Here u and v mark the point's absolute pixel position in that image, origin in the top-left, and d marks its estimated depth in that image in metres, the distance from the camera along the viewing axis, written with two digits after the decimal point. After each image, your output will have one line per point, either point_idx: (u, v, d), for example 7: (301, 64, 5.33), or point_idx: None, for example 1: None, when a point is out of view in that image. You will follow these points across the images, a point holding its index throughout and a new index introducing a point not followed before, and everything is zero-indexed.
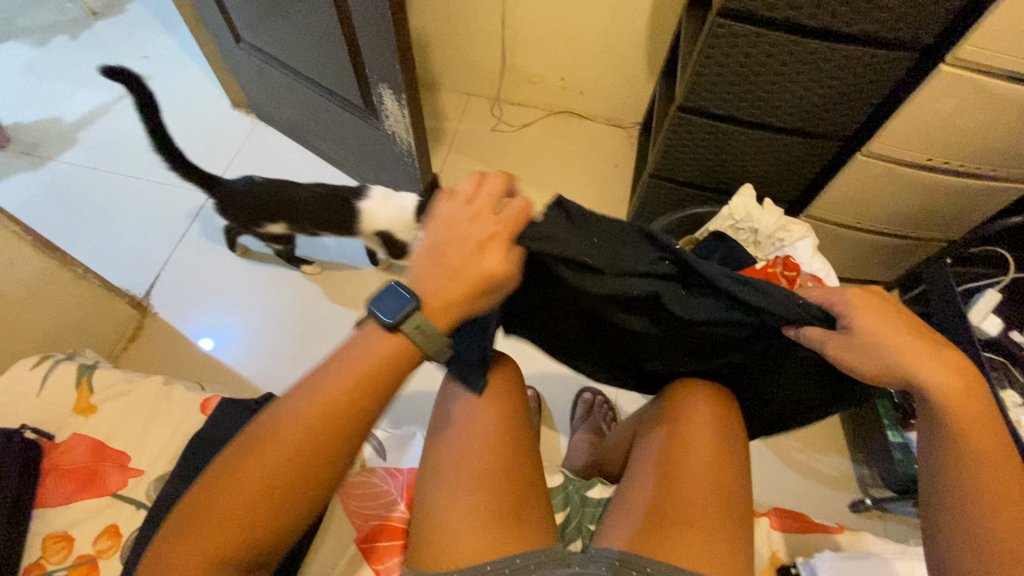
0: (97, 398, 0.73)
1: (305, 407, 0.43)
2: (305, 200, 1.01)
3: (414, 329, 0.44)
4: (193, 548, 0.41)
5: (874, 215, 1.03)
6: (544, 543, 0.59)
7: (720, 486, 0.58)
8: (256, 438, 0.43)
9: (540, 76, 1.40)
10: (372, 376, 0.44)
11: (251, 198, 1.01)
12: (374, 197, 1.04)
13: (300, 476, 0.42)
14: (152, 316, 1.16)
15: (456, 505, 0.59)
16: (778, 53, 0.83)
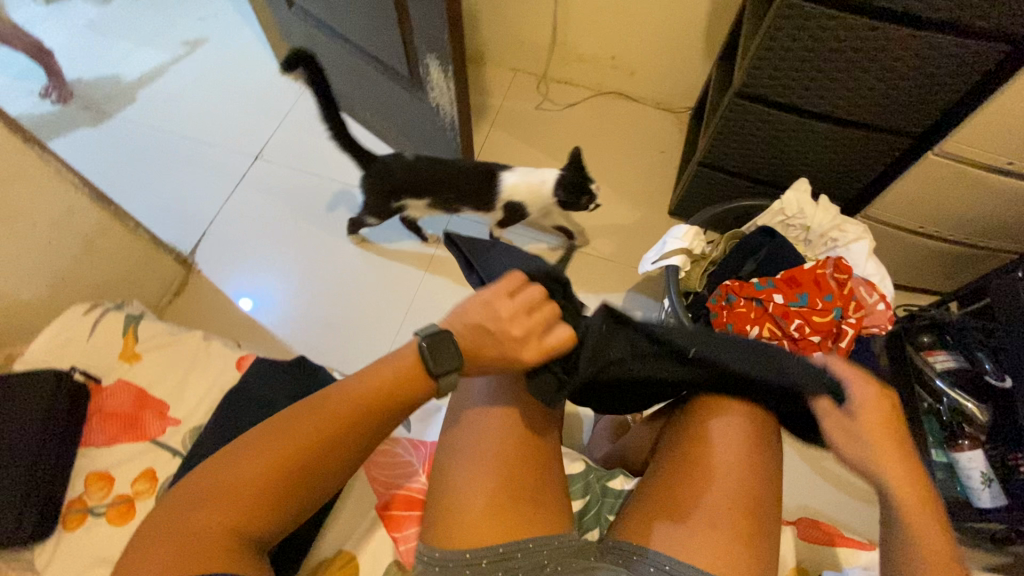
0: (141, 347, 0.76)
1: (345, 393, 0.50)
2: (459, 175, 1.01)
3: (430, 346, 0.51)
4: (212, 516, 0.44)
5: (941, 220, 0.96)
6: (561, 530, 0.59)
7: (749, 482, 0.56)
8: (294, 414, 0.49)
9: (589, 54, 1.36)
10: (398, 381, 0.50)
11: (405, 171, 1.00)
12: (518, 171, 1.04)
13: (324, 459, 0.47)
14: (197, 273, 1.20)
15: (477, 481, 0.58)
16: (852, 40, 0.77)
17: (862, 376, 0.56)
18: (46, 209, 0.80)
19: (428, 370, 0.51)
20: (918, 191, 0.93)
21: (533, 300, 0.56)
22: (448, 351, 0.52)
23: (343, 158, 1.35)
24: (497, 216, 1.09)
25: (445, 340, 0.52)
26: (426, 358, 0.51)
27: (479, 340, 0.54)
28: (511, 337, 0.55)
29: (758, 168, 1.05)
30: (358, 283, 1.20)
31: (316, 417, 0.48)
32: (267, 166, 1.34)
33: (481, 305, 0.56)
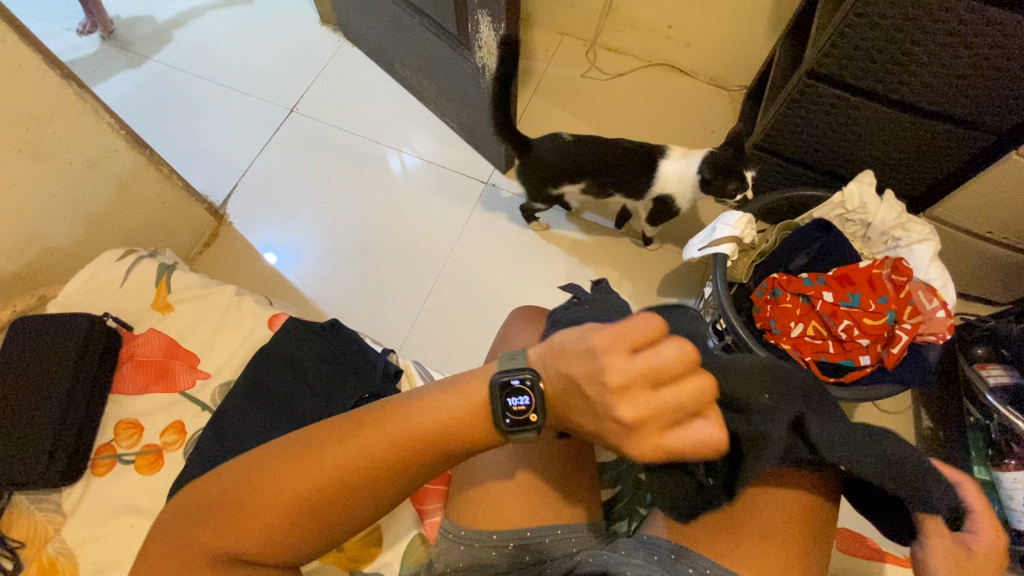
0: (174, 298, 0.75)
1: (378, 428, 0.43)
2: (621, 158, 0.97)
3: (505, 388, 0.42)
4: (220, 534, 0.41)
5: (1016, 226, 0.89)
6: (588, 515, 0.57)
7: (803, 504, 0.53)
8: (319, 438, 0.43)
9: (645, 22, 1.28)
10: (444, 426, 0.43)
11: (564, 154, 0.96)
12: (677, 158, 0.98)
13: (346, 494, 0.43)
14: (228, 224, 1.18)
15: (502, 466, 0.56)
16: (950, 20, 0.70)
17: (979, 512, 0.50)
18: (82, 150, 0.78)
19: (496, 429, 0.43)
20: (993, 193, 0.86)
21: (664, 370, 0.38)
22: (516, 407, 0.42)
23: (379, 117, 1.31)
24: (646, 208, 1.05)
25: (525, 393, 0.42)
26: (496, 411, 0.43)
27: (570, 396, 0.41)
28: (614, 420, 0.39)
29: (820, 156, 0.98)
30: (390, 254, 1.16)
31: (351, 449, 0.43)
32: (302, 120, 1.30)
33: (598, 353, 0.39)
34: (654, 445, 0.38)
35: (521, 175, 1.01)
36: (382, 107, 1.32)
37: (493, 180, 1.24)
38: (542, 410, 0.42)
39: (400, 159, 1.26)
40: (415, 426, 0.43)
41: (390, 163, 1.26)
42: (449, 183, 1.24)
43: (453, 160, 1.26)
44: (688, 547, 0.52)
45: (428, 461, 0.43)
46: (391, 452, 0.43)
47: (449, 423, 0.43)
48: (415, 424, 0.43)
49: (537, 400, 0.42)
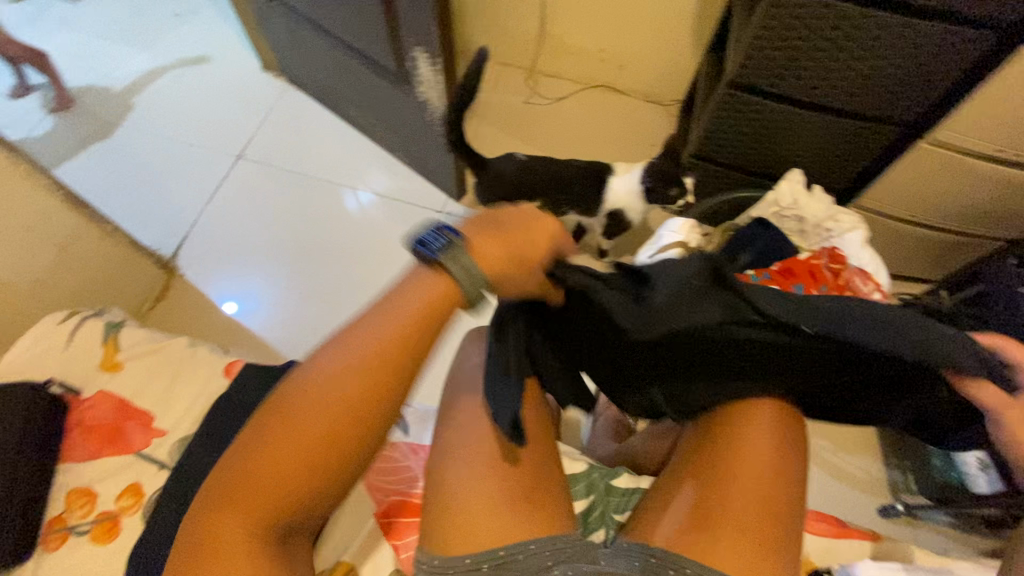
0: (124, 355, 0.72)
1: (356, 363, 0.45)
2: (570, 178, 1.00)
3: (451, 260, 0.47)
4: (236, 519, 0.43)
5: (934, 209, 0.96)
6: (562, 525, 0.57)
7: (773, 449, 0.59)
8: (301, 395, 0.45)
9: (578, 47, 1.34)
10: (411, 332, 0.47)
11: (515, 176, 0.99)
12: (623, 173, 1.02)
13: (343, 434, 0.45)
14: (179, 276, 1.16)
15: (471, 487, 0.56)
16: (846, 26, 0.76)
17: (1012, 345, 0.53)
18: (16, 214, 0.76)
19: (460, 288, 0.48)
20: (909, 180, 0.93)
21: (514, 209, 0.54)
22: (468, 259, 0.47)
23: (330, 156, 1.32)
24: (600, 223, 1.08)
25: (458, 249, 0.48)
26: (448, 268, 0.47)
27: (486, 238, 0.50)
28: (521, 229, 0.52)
29: (752, 160, 1.04)
30: (352, 283, 1.17)
31: (329, 384, 0.45)
32: (251, 166, 1.30)
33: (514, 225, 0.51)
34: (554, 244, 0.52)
35: (476, 191, 1.03)
36: (331, 147, 1.33)
37: (448, 209, 1.25)
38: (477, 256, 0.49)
39: (354, 197, 1.26)
40: (379, 348, 0.46)
41: (347, 201, 1.26)
42: (406, 215, 1.25)
43: (408, 193, 1.27)
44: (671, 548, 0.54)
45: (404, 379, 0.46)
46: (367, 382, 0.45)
47: (407, 337, 0.46)
48: (381, 344, 0.46)
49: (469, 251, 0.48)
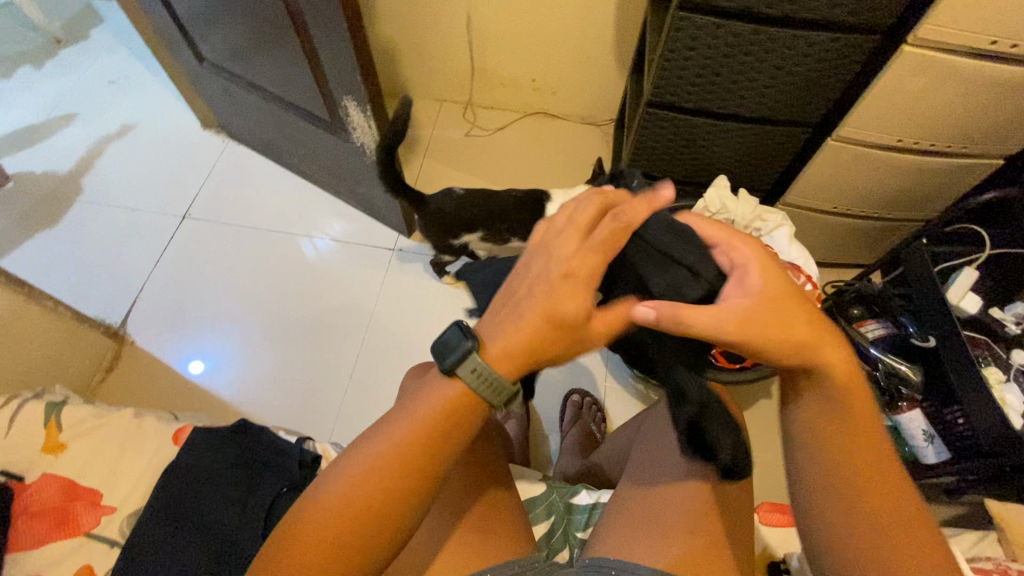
0: (68, 435, 0.70)
1: (378, 453, 0.44)
2: (510, 207, 1.03)
3: (471, 372, 0.43)
4: None
5: (851, 199, 1.03)
6: (524, 548, 0.58)
7: None
8: (327, 495, 0.43)
9: (511, 78, 1.40)
10: (428, 423, 0.44)
11: (457, 209, 1.01)
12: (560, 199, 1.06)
13: (370, 529, 0.43)
14: (130, 343, 1.14)
15: (429, 519, 0.57)
16: (743, 43, 0.81)
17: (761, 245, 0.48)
18: None
19: (491, 402, 0.44)
20: (825, 176, 0.99)
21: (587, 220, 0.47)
22: (488, 364, 0.43)
23: (278, 207, 1.32)
24: None
25: (476, 365, 0.43)
26: (477, 390, 0.44)
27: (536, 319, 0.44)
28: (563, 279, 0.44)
29: (682, 171, 1.09)
30: (322, 331, 1.17)
31: (374, 462, 0.43)
32: (198, 224, 1.30)
33: (531, 304, 0.44)
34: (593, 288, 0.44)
35: (421, 228, 1.05)
36: (278, 198, 1.34)
37: (399, 246, 1.27)
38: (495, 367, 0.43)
39: (309, 245, 1.27)
40: (422, 418, 0.44)
41: (304, 249, 1.27)
42: (358, 257, 1.26)
43: (361, 235, 1.28)
44: (632, 559, 0.55)
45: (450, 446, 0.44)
46: (414, 454, 0.43)
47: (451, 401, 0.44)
48: (422, 416, 0.44)
49: (489, 367, 0.43)
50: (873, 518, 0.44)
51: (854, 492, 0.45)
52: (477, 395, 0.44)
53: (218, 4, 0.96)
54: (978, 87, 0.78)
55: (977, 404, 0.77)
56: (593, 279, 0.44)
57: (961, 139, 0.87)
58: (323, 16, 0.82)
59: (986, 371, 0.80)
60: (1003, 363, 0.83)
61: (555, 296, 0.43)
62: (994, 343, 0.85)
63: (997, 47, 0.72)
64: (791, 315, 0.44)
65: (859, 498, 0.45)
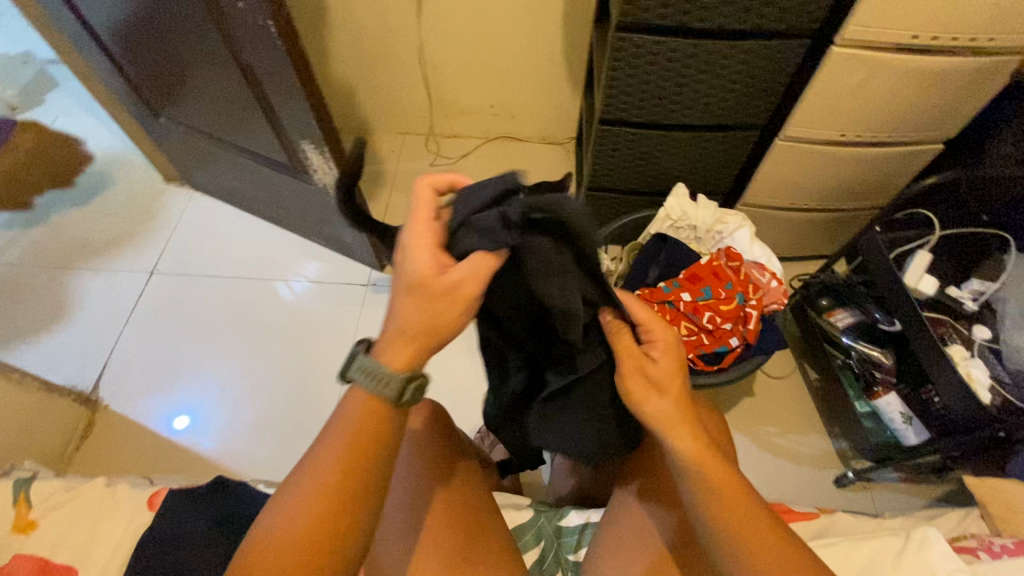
0: (38, 512, 0.68)
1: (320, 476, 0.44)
2: None
3: (360, 373, 0.47)
4: None
5: (806, 194, 1.06)
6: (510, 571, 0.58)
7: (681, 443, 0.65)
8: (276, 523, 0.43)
9: (469, 107, 1.42)
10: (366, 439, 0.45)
11: None
12: None
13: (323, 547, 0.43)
14: (104, 408, 1.11)
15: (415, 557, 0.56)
16: (681, 57, 0.85)
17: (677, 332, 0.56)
18: None
19: (388, 400, 0.47)
20: (778, 174, 1.02)
21: (427, 211, 0.50)
22: (375, 362, 0.47)
23: (248, 253, 1.32)
24: None
25: (364, 363, 0.47)
26: (369, 389, 0.47)
27: (416, 300, 0.48)
28: (414, 268, 0.48)
29: (641, 182, 1.11)
30: (299, 373, 1.15)
31: (308, 495, 0.43)
32: (166, 279, 1.28)
33: (397, 295, 0.49)
34: (441, 261, 0.48)
35: None
36: (248, 244, 1.33)
37: (373, 281, 1.27)
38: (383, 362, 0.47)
39: (285, 287, 1.27)
40: (330, 459, 0.44)
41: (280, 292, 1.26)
42: (333, 296, 1.25)
43: (335, 273, 1.28)
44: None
45: (365, 478, 0.45)
46: (332, 497, 0.43)
47: (352, 437, 0.45)
48: (330, 460, 0.44)
49: (375, 363, 0.47)
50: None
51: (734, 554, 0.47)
52: (378, 399, 0.47)
53: (168, 62, 0.98)
54: (907, 80, 0.82)
55: (947, 386, 0.79)
56: (434, 250, 0.49)
57: (900, 129, 0.91)
58: (272, 65, 0.83)
59: (950, 349, 0.83)
60: (966, 339, 0.86)
61: (408, 265, 0.48)
62: (955, 321, 0.89)
63: (919, 41, 0.76)
64: (676, 390, 0.54)
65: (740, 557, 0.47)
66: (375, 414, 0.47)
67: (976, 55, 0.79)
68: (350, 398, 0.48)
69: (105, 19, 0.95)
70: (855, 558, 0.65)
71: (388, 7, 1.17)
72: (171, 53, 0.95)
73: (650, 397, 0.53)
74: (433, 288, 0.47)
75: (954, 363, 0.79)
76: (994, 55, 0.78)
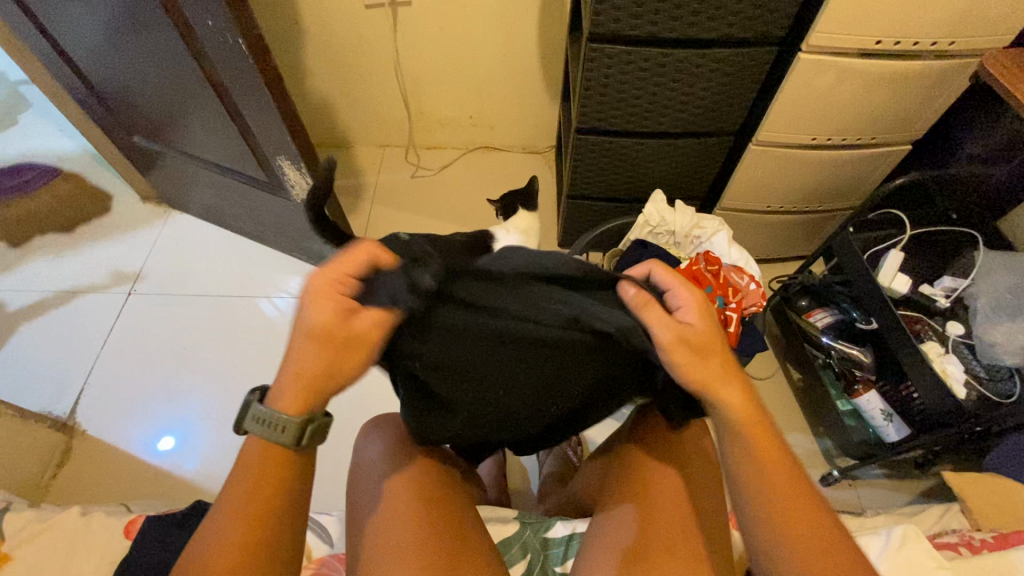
0: (11, 545, 0.66)
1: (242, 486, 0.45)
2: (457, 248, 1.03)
3: (254, 422, 0.46)
4: None
5: (781, 197, 1.08)
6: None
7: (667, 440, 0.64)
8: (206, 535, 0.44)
9: (448, 118, 1.43)
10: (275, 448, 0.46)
11: None
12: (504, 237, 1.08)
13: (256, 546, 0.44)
14: (82, 434, 1.09)
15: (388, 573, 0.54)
16: (653, 66, 0.86)
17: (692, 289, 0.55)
18: None
19: (286, 444, 0.45)
20: (753, 178, 1.04)
21: (354, 266, 0.49)
22: (268, 408, 0.46)
23: (228, 270, 1.30)
24: None
25: (256, 411, 0.46)
26: (265, 437, 0.46)
27: (313, 346, 0.47)
28: (316, 316, 0.47)
29: (620, 190, 1.12)
30: None
31: (230, 506, 0.44)
32: (143, 300, 1.26)
33: (297, 340, 0.47)
34: (346, 315, 0.47)
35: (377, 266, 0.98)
36: (228, 261, 1.32)
37: None
38: (276, 407, 0.46)
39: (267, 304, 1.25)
40: (228, 550, 0.43)
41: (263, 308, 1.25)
42: None
43: None
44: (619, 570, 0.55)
45: (277, 556, 0.44)
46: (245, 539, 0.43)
47: (249, 521, 0.44)
48: (234, 530, 0.43)
49: (267, 410, 0.45)
50: (798, 549, 0.46)
51: (772, 524, 0.47)
52: (274, 443, 0.46)
53: (140, 81, 0.97)
54: (872, 84, 0.84)
55: (923, 382, 0.80)
56: (341, 301, 0.47)
57: (868, 132, 0.93)
58: (245, 82, 0.83)
59: (924, 347, 0.84)
60: (940, 336, 0.88)
61: (305, 312, 0.47)
62: (930, 318, 0.90)
63: (882, 46, 0.78)
64: (715, 351, 0.52)
65: (782, 526, 0.46)
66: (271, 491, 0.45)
67: (939, 58, 0.81)
68: (234, 485, 0.45)
69: (75, 40, 0.94)
70: None
71: (364, 21, 1.17)
72: (142, 72, 0.94)
73: (679, 354, 0.50)
74: (330, 335, 0.46)
75: (929, 359, 0.81)
76: (956, 58, 0.81)
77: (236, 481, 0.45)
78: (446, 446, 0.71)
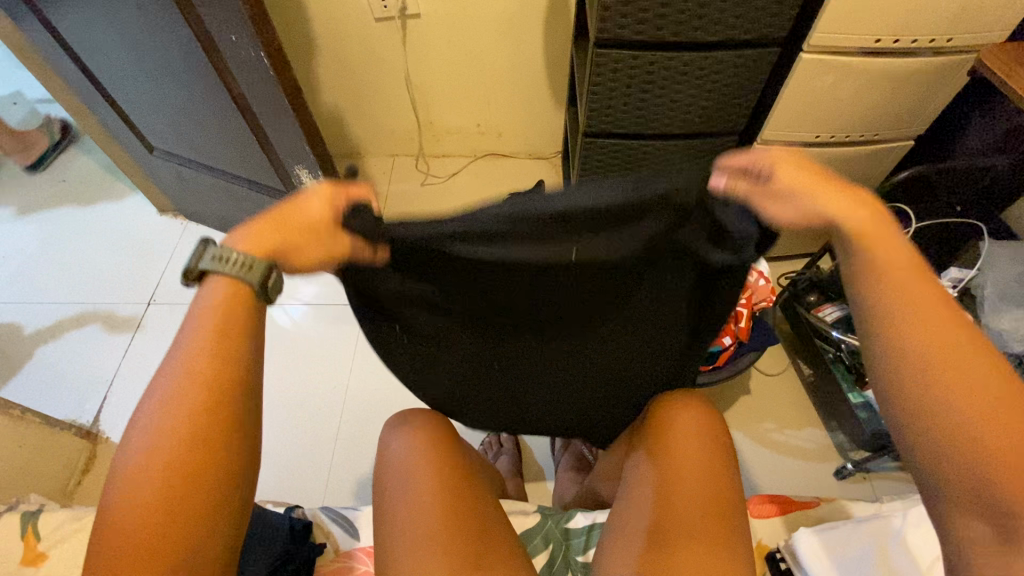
0: (47, 543, 0.68)
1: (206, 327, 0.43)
2: None
3: (219, 259, 0.45)
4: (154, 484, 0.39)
5: None
6: (508, 564, 0.59)
7: (685, 431, 0.64)
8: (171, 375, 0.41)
9: (457, 127, 1.46)
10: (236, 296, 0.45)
11: None
12: None
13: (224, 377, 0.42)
14: (104, 441, 1.11)
15: (417, 562, 0.56)
16: (658, 69, 0.88)
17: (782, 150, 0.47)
18: None
19: (249, 284, 0.45)
20: None
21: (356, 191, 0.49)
22: (235, 248, 0.46)
23: None
24: None
25: (222, 251, 0.45)
26: (228, 273, 0.45)
27: (291, 233, 0.47)
28: (308, 208, 0.47)
29: None
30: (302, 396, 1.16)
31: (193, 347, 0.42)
32: (162, 309, 1.29)
33: (283, 210, 0.48)
34: (335, 213, 0.48)
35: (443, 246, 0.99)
36: None
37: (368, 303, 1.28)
38: (241, 248, 0.46)
39: (281, 311, 1.27)
40: (172, 439, 0.39)
41: (278, 317, 1.27)
42: (331, 317, 1.26)
43: (332, 295, 1.29)
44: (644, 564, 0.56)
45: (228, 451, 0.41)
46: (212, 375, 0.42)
47: (197, 415, 0.40)
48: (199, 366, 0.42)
49: (233, 249, 0.46)
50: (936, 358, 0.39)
51: (896, 331, 0.41)
52: (233, 281, 0.45)
53: (158, 95, 1.00)
54: (872, 83, 0.86)
55: None
56: (335, 202, 0.48)
57: (871, 128, 0.95)
58: (264, 93, 0.86)
59: None
60: None
61: (302, 199, 0.48)
62: None
63: (882, 44, 0.80)
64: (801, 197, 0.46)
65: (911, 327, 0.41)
66: (218, 394, 0.42)
67: (936, 55, 0.83)
68: (166, 387, 0.41)
69: (98, 57, 0.98)
70: (854, 542, 0.67)
71: (374, 34, 1.20)
72: (160, 86, 0.97)
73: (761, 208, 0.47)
74: (317, 224, 0.48)
75: None
76: (954, 54, 0.83)
77: (176, 381, 0.41)
78: (468, 446, 0.72)
